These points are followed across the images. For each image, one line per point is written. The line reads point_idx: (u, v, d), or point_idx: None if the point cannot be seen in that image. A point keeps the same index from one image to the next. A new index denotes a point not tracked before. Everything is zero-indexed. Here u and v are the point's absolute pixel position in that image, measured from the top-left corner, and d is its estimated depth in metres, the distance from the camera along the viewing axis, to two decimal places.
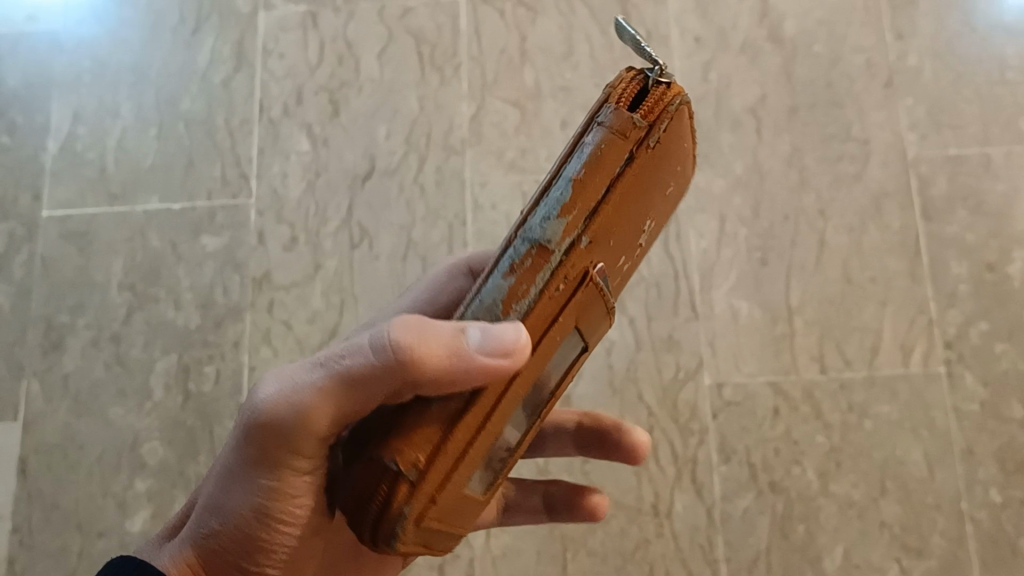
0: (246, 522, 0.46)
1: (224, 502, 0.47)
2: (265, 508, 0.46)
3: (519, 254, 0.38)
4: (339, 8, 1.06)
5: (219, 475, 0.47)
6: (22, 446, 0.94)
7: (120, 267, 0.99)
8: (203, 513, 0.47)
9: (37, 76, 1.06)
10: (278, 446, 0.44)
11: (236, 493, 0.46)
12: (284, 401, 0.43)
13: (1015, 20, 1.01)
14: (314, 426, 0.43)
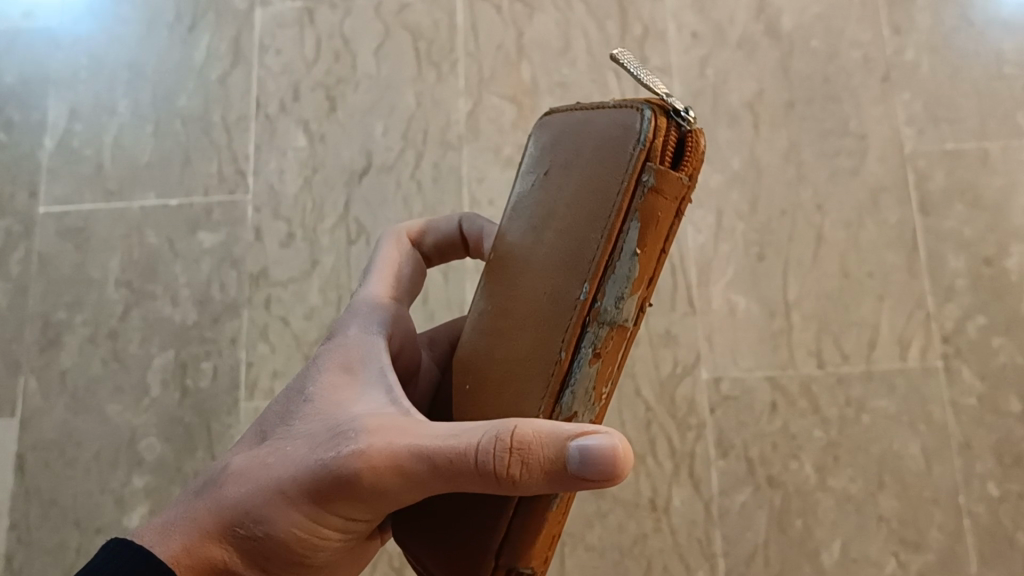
0: (288, 543, 0.46)
1: (277, 517, 0.45)
2: (318, 531, 0.46)
3: (597, 336, 0.39)
4: (335, 4, 1.06)
5: (268, 489, 0.45)
6: (19, 442, 0.94)
7: (117, 264, 0.99)
8: (234, 515, 0.46)
9: (33, 73, 1.06)
10: (368, 500, 0.43)
11: (295, 515, 0.45)
12: (376, 461, 0.43)
13: (1012, 14, 1.01)
14: (407, 495, 0.43)
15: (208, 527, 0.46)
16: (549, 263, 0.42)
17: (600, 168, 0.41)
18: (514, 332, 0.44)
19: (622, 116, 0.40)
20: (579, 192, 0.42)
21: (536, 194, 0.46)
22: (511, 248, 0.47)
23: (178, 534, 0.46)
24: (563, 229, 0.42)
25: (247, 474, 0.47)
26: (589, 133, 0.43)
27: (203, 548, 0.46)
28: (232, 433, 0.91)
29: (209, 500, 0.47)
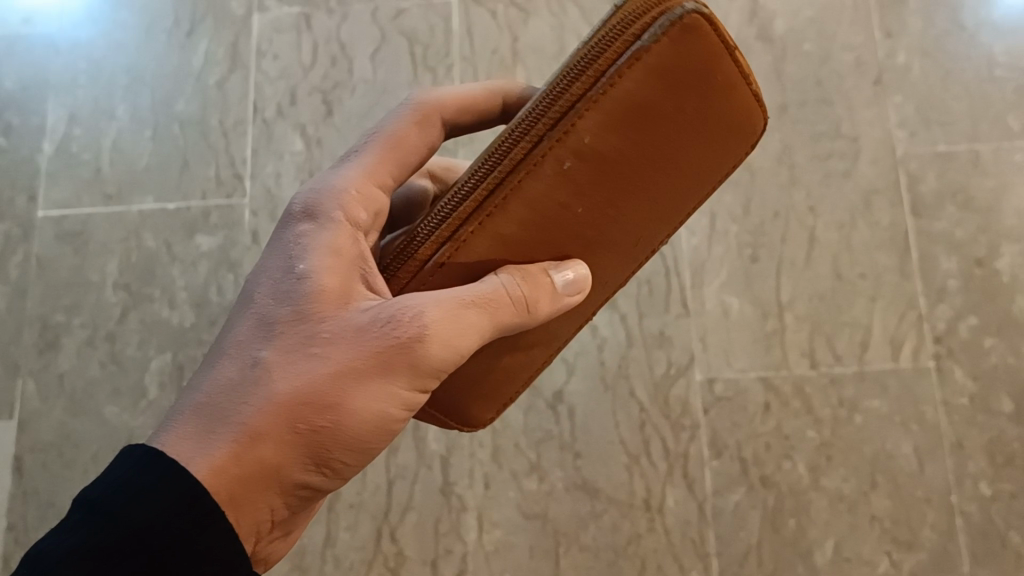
0: (356, 436, 0.43)
1: (347, 396, 0.42)
2: (384, 416, 0.43)
3: None
4: (332, 10, 1.07)
5: (330, 371, 0.42)
6: (18, 444, 0.95)
7: (115, 267, 0.99)
8: (293, 412, 0.42)
9: (33, 78, 1.07)
10: (434, 359, 0.43)
11: (364, 391, 0.42)
12: (440, 323, 0.43)
13: (1003, 18, 1.02)
14: (462, 350, 0.44)
15: (265, 428, 0.41)
16: (649, 224, 0.49)
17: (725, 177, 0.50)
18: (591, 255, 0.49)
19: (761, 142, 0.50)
20: (700, 184, 0.49)
21: (672, 139, 0.45)
22: (615, 169, 0.45)
23: (223, 444, 0.41)
24: (680, 197, 0.49)
25: (295, 362, 0.42)
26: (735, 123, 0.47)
27: (262, 452, 0.41)
28: None
29: (252, 400, 0.42)
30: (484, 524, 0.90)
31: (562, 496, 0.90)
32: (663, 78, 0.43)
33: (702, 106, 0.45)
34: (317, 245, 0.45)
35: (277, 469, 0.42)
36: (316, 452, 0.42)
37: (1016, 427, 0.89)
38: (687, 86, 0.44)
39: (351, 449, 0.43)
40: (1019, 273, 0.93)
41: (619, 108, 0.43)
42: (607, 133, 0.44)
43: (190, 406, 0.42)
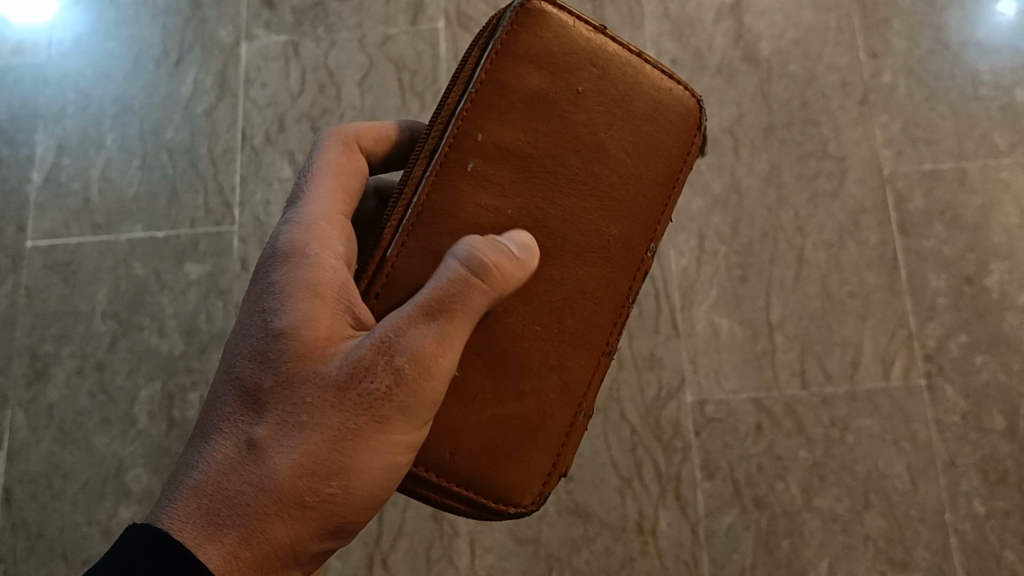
0: (360, 492, 0.43)
1: (347, 455, 0.42)
2: (387, 464, 0.43)
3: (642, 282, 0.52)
4: (320, 38, 1.07)
5: (326, 436, 0.42)
6: (7, 475, 0.94)
7: (104, 295, 0.99)
8: (300, 485, 0.41)
9: (21, 109, 1.07)
10: (422, 396, 0.42)
11: (364, 447, 0.42)
12: (421, 358, 0.42)
13: (986, 37, 1.03)
14: (443, 377, 0.43)
15: (268, 506, 0.41)
16: (609, 207, 0.50)
17: (672, 148, 0.52)
18: (565, 256, 0.49)
19: (682, 98, 0.52)
20: (646, 156, 0.51)
21: (577, 120, 0.48)
22: (519, 157, 0.47)
23: (232, 529, 0.40)
24: (619, 196, 0.50)
25: (288, 433, 0.42)
26: (626, 90, 0.50)
27: (270, 529, 0.41)
28: None
29: (252, 481, 0.41)
30: (476, 549, 0.89)
31: (554, 521, 0.89)
32: (530, 63, 0.47)
33: (588, 76, 0.49)
34: (292, 304, 0.44)
35: (291, 543, 0.41)
36: (329, 517, 0.42)
37: (1008, 445, 0.89)
38: (559, 62, 0.48)
39: (357, 509, 0.43)
40: (1008, 290, 0.94)
41: (505, 98, 0.47)
42: (509, 128, 0.47)
43: (187, 494, 0.42)
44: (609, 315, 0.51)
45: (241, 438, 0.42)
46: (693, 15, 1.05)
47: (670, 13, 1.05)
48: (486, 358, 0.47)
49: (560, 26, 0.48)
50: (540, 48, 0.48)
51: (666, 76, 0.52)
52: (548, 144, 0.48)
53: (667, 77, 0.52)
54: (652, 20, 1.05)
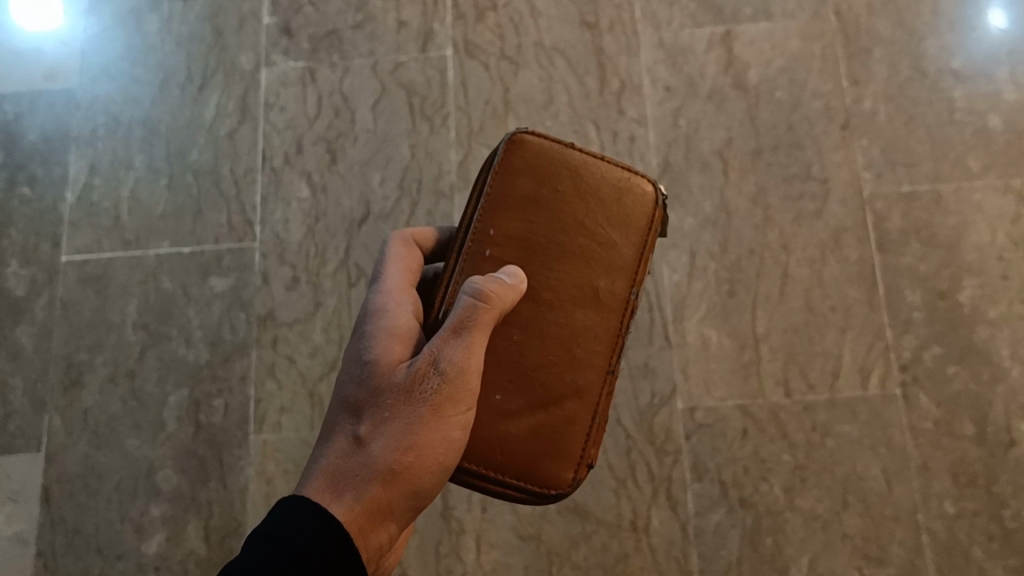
0: (433, 465, 0.55)
1: (418, 435, 0.55)
2: (447, 440, 0.55)
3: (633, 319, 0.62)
4: (335, 64, 1.14)
5: (402, 423, 0.55)
6: (45, 476, 1.01)
7: (134, 308, 1.06)
8: (388, 460, 0.55)
9: (54, 131, 1.14)
10: (465, 386, 0.55)
11: (429, 428, 0.55)
12: (459, 358, 0.55)
13: (962, 65, 1.09)
14: (476, 371, 0.56)
15: (365, 479, 0.54)
16: (595, 266, 0.61)
17: (638, 216, 0.62)
18: (565, 306, 0.60)
19: (638, 180, 0.63)
20: (615, 225, 0.62)
21: (559, 204, 0.61)
22: (518, 241, 0.60)
23: (347, 496, 0.54)
24: (597, 259, 0.61)
25: (378, 426, 0.55)
26: (591, 173, 0.62)
27: (373, 494, 0.54)
28: (244, 465, 1.00)
29: (356, 461, 0.55)
30: (482, 545, 0.96)
31: (554, 518, 0.96)
32: (521, 171, 0.61)
33: (562, 176, 0.61)
34: (377, 339, 0.58)
35: (384, 504, 0.54)
36: (413, 483, 0.55)
37: (977, 449, 0.96)
38: (538, 171, 0.61)
39: (431, 480, 0.56)
40: (979, 304, 1.00)
41: (505, 203, 0.60)
42: (510, 222, 0.60)
43: (315, 476, 0.55)
44: (608, 350, 0.60)
45: (348, 436, 0.56)
46: (685, 44, 1.12)
47: (664, 42, 1.12)
48: (518, 383, 0.59)
49: (539, 141, 0.62)
50: (524, 160, 0.61)
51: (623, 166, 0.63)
52: (540, 228, 0.60)
53: (623, 166, 0.63)
54: (648, 48, 1.12)
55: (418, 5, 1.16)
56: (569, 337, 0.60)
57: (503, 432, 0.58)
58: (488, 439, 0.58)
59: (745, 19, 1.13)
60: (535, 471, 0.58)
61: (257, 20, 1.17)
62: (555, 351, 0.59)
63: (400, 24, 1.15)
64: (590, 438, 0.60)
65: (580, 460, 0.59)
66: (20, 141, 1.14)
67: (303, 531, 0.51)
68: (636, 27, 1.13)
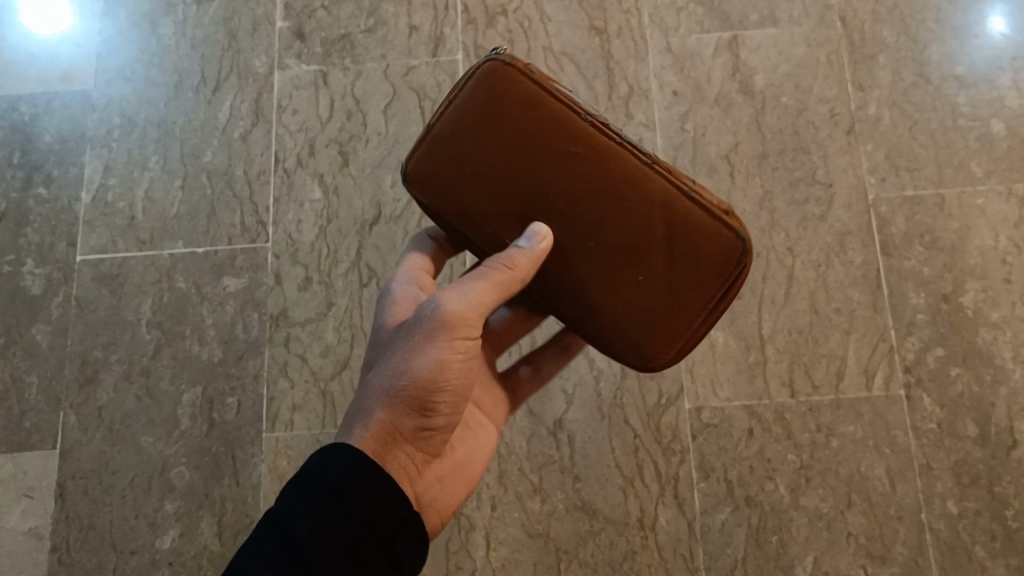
0: (431, 383, 0.62)
1: (416, 358, 0.62)
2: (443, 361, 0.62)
3: (612, 130, 0.61)
4: (347, 67, 1.16)
5: (403, 353, 0.62)
6: (60, 472, 1.02)
7: (149, 307, 1.08)
8: (390, 381, 0.61)
9: (70, 132, 1.16)
10: (458, 320, 0.62)
11: (425, 351, 0.62)
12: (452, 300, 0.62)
13: (966, 71, 1.11)
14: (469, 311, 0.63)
15: (370, 400, 0.62)
16: (562, 160, 0.61)
17: (520, 87, 0.61)
18: (589, 200, 0.61)
19: (485, 72, 0.62)
20: (524, 113, 0.61)
21: (504, 161, 0.62)
22: (516, 206, 0.62)
23: (360, 416, 0.61)
24: (557, 158, 0.61)
25: (384, 362, 0.63)
26: (483, 118, 0.62)
27: (378, 412, 0.61)
28: (256, 462, 1.01)
29: (369, 390, 0.62)
30: (491, 542, 0.97)
31: (562, 516, 0.98)
32: (461, 178, 0.63)
33: (467, 139, 0.62)
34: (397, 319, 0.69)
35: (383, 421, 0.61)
36: (416, 399, 0.62)
37: (980, 450, 0.97)
38: (450, 154, 0.63)
39: (433, 395, 0.62)
40: (981, 307, 1.02)
41: (474, 203, 0.63)
42: (488, 207, 0.63)
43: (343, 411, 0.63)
44: (632, 158, 0.60)
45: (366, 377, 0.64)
46: (693, 49, 1.14)
47: (672, 47, 1.14)
48: (633, 257, 0.61)
49: (442, 155, 0.63)
50: (455, 172, 0.63)
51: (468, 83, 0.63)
52: (512, 187, 0.62)
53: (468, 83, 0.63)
54: (656, 53, 1.14)
55: (429, 10, 1.17)
56: (617, 209, 0.60)
57: (658, 291, 0.61)
58: (662, 306, 0.61)
59: (752, 25, 1.14)
60: (713, 282, 0.60)
61: (271, 24, 1.18)
62: (625, 225, 0.60)
63: (411, 29, 1.17)
64: (694, 197, 0.59)
65: (720, 217, 0.59)
66: (36, 141, 1.15)
67: (345, 475, 0.56)
68: (644, 32, 1.15)
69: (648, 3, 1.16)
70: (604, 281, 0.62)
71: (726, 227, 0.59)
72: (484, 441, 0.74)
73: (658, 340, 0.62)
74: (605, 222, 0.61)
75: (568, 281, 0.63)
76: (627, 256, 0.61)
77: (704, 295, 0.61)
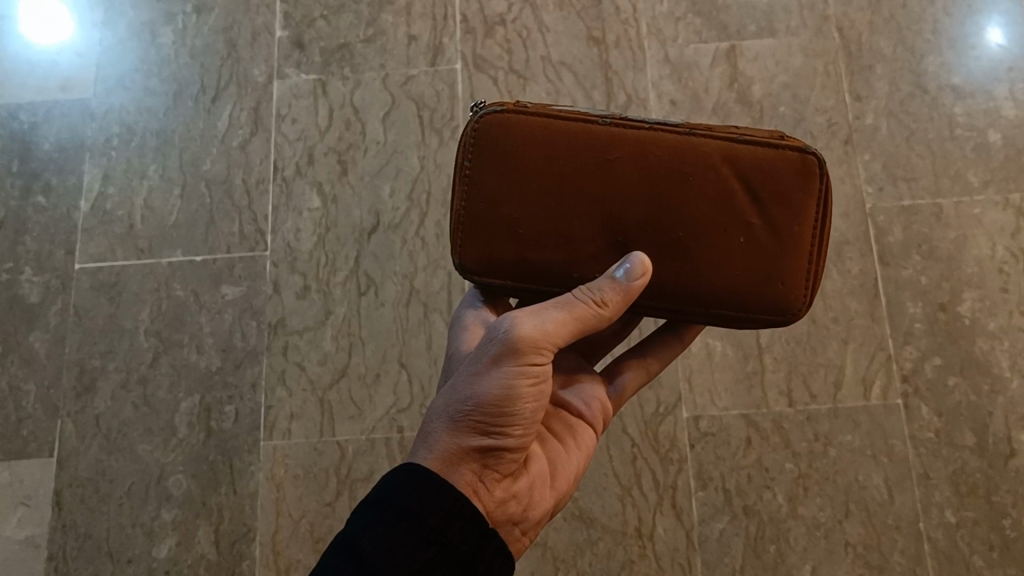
0: (502, 411, 0.57)
1: (485, 384, 0.57)
2: (514, 389, 0.57)
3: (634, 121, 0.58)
4: (346, 77, 1.16)
5: (473, 377, 0.57)
6: (57, 480, 1.02)
7: (147, 315, 1.08)
8: (460, 409, 0.57)
9: (70, 141, 1.16)
10: (533, 346, 0.57)
11: (495, 376, 0.57)
12: (525, 322, 0.57)
13: (962, 81, 1.11)
14: (548, 334, 0.57)
15: (438, 426, 0.58)
16: (614, 172, 0.58)
17: (527, 126, 0.58)
18: (659, 192, 0.58)
19: (481, 133, 0.58)
20: (547, 150, 0.58)
21: (559, 203, 0.58)
22: (586, 237, 0.58)
23: (428, 442, 0.57)
24: (606, 173, 0.58)
25: (453, 384, 0.59)
26: (513, 168, 0.58)
27: (446, 440, 0.57)
28: (253, 471, 1.01)
29: (439, 414, 0.58)
30: None
31: (560, 525, 0.98)
32: (519, 238, 0.58)
33: (508, 197, 0.58)
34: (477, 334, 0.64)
35: (448, 452, 0.57)
36: (486, 427, 0.57)
37: (978, 459, 0.97)
38: (495, 216, 0.58)
39: (506, 423, 0.57)
40: (979, 317, 1.02)
41: (545, 256, 0.59)
42: (566, 253, 0.58)
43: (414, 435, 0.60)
44: (668, 135, 0.58)
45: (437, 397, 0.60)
46: (690, 59, 1.14)
47: (670, 57, 1.14)
48: (719, 219, 0.58)
49: (481, 231, 0.59)
50: (509, 236, 0.58)
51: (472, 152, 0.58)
52: (578, 223, 0.58)
53: (465, 155, 0.59)
54: (654, 63, 1.14)
55: (428, 20, 1.18)
56: (686, 183, 0.58)
57: (755, 236, 0.58)
58: (761, 250, 0.59)
59: (750, 35, 1.15)
60: (808, 202, 0.59)
61: (270, 34, 1.19)
62: (700, 195, 0.58)
63: (410, 39, 1.17)
64: (744, 136, 0.58)
65: (779, 140, 0.58)
66: (35, 150, 1.16)
67: (412, 494, 0.53)
68: (642, 42, 1.15)
69: (646, 13, 1.16)
70: (700, 259, 0.59)
71: (785, 147, 0.58)
72: (583, 442, 0.68)
73: (784, 287, 0.59)
74: (682, 204, 0.58)
75: (669, 284, 0.59)
76: (719, 224, 0.58)
77: (799, 221, 0.59)
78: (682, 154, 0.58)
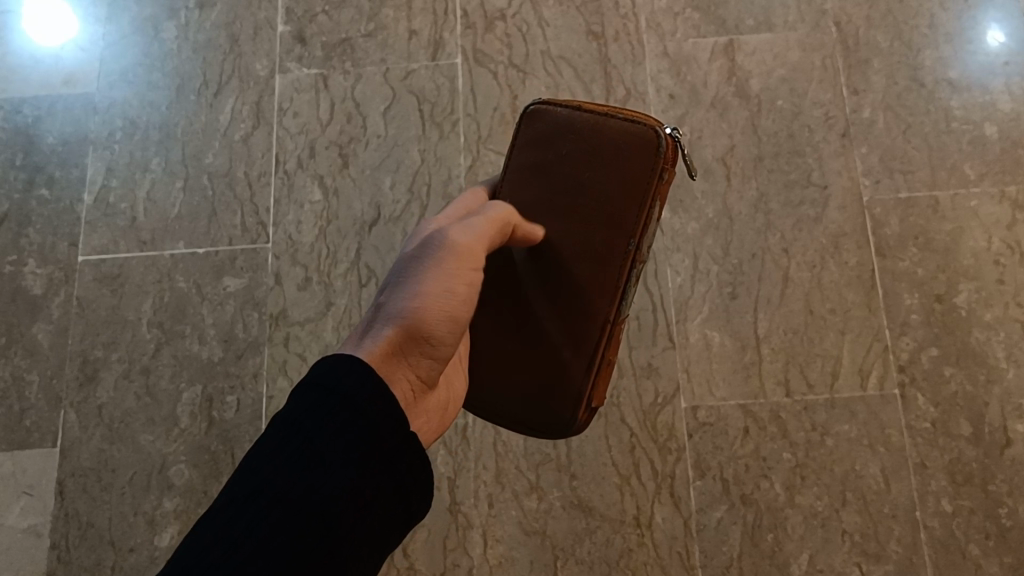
0: (441, 311, 0.60)
1: (426, 282, 0.60)
2: (452, 291, 0.61)
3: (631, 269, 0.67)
4: (347, 71, 1.17)
5: (414, 277, 0.61)
6: (60, 470, 1.03)
7: (149, 306, 1.09)
8: (402, 307, 0.60)
9: (73, 135, 1.17)
10: (469, 252, 0.62)
11: (436, 275, 0.61)
12: (463, 232, 0.62)
13: (959, 75, 1.12)
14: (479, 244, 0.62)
15: (381, 326, 0.59)
16: (596, 228, 0.66)
17: (639, 164, 0.66)
18: (568, 267, 0.67)
19: (642, 130, 0.66)
20: (613, 175, 0.66)
21: (570, 185, 0.67)
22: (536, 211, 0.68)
23: (374, 338, 0.59)
24: (593, 228, 0.66)
25: (394, 291, 0.61)
26: (595, 156, 0.67)
27: (388, 333, 0.59)
28: None
29: (380, 317, 0.60)
30: (488, 540, 0.98)
31: (559, 514, 0.98)
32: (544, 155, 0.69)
33: (571, 143, 0.68)
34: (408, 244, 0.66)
35: (394, 343, 0.58)
36: (427, 325, 0.59)
37: (973, 449, 0.98)
38: (559, 131, 0.68)
39: (443, 325, 0.60)
40: (975, 308, 1.03)
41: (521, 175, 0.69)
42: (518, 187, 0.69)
43: (350, 340, 0.60)
44: (609, 295, 0.66)
45: (373, 309, 0.62)
46: (689, 54, 1.15)
47: (669, 52, 1.15)
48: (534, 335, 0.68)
49: (552, 129, 0.69)
50: (544, 154, 0.69)
51: (630, 123, 0.67)
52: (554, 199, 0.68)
53: (633, 121, 0.67)
54: (652, 57, 1.15)
55: (429, 15, 1.19)
56: (567, 293, 0.67)
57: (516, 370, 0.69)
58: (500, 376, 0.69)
59: (748, 30, 1.16)
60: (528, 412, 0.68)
61: (272, 28, 1.20)
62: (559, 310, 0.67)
63: (410, 33, 1.18)
64: (590, 374, 0.67)
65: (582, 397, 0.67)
66: (39, 143, 1.16)
67: (371, 386, 0.50)
68: (641, 37, 1.16)
69: (645, 8, 1.17)
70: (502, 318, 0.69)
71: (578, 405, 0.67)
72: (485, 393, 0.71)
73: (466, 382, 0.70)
74: (554, 289, 0.67)
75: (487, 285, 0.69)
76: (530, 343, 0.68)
77: (519, 409, 0.68)
78: (598, 296, 0.66)
